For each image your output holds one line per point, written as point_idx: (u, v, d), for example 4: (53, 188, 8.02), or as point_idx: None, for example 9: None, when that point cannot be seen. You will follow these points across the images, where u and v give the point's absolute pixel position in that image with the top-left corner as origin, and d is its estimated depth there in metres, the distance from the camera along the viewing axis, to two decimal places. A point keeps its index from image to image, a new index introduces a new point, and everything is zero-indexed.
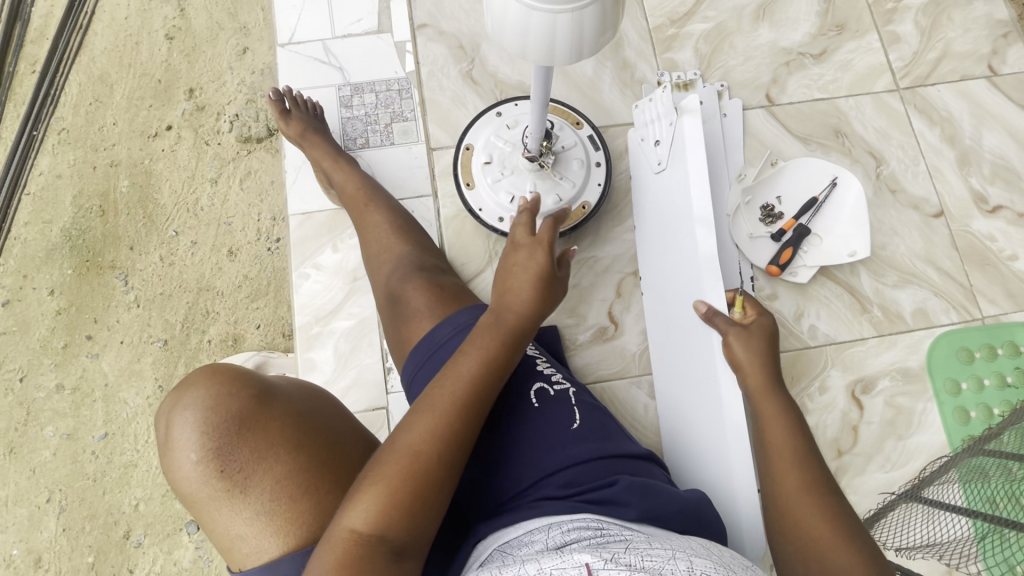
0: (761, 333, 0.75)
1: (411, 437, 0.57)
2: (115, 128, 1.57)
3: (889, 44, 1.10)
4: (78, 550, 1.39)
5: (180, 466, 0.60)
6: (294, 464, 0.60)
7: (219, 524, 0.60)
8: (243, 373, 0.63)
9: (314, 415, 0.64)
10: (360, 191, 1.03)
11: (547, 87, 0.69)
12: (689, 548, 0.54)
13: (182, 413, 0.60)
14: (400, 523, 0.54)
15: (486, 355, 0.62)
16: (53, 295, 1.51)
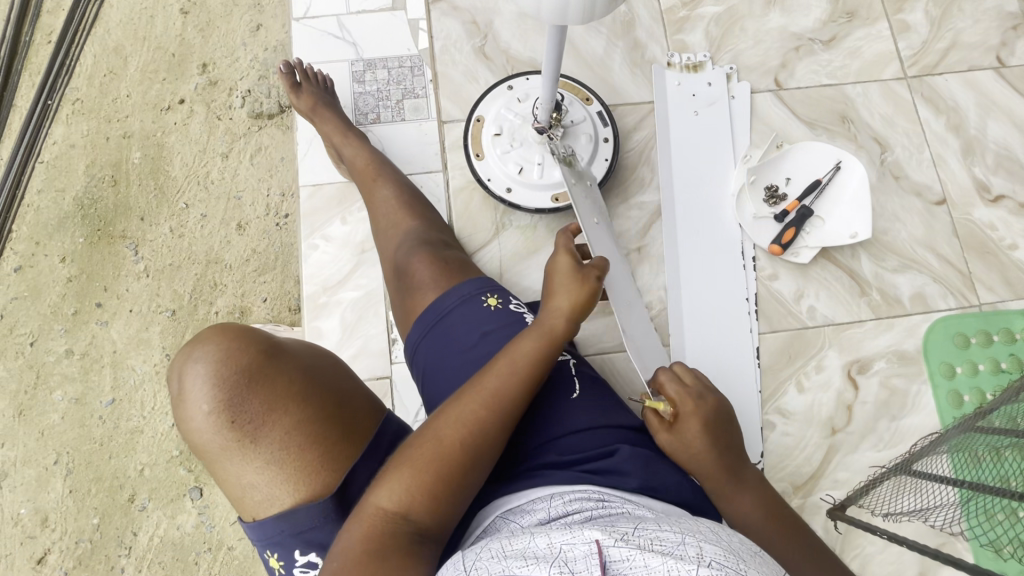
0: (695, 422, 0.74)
1: (441, 426, 0.63)
2: (129, 100, 1.59)
3: (899, 33, 1.11)
4: (84, 511, 1.42)
5: (190, 418, 0.60)
6: (304, 415, 0.61)
7: (229, 475, 0.60)
8: (250, 328, 0.63)
9: (324, 371, 0.65)
10: (369, 165, 1.05)
11: (558, 54, 0.70)
12: (700, 531, 0.52)
13: (192, 365, 0.60)
14: (424, 504, 0.59)
15: (522, 357, 0.67)
16: (65, 263, 1.53)
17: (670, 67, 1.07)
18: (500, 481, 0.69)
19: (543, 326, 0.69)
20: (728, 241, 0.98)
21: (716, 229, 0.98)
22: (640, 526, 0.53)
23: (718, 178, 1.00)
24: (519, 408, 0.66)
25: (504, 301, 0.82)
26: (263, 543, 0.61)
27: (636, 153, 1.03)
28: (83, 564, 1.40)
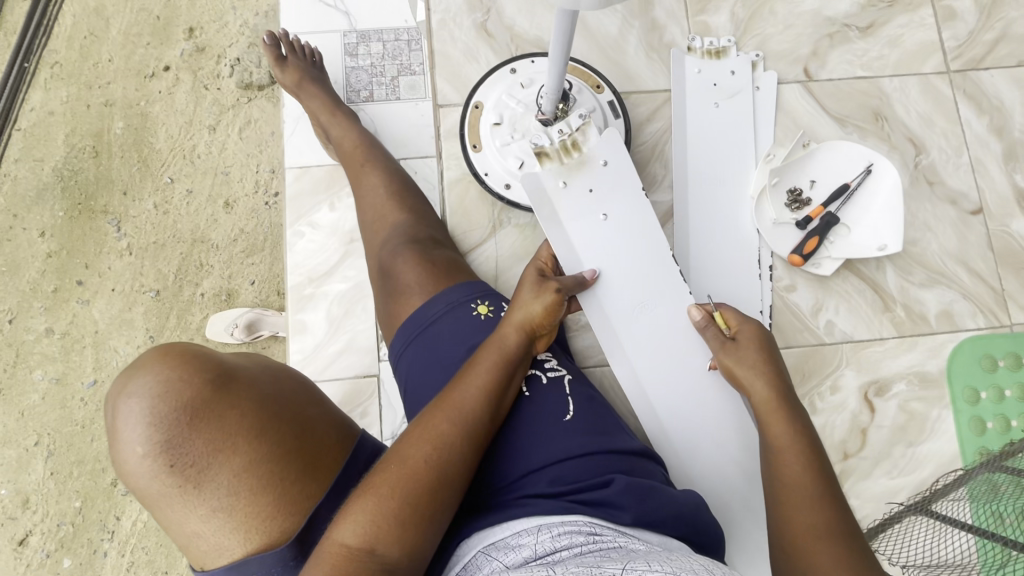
0: (754, 345, 0.71)
1: (405, 447, 0.57)
2: (111, 65, 1.49)
3: (944, 21, 1.01)
4: (66, 494, 1.38)
5: (124, 459, 0.53)
6: (257, 454, 0.55)
7: (171, 521, 0.54)
8: (197, 355, 0.56)
9: (281, 400, 0.59)
10: (357, 149, 0.97)
11: (568, 38, 0.61)
12: (694, 572, 0.45)
13: (127, 402, 0.52)
14: (392, 537, 0.53)
15: (483, 370, 0.63)
16: (44, 237, 1.46)
17: (690, 52, 0.96)
18: (481, 509, 0.63)
19: (501, 337, 0.66)
20: (746, 248, 0.90)
21: (732, 235, 0.90)
22: (627, 566, 0.46)
23: (736, 179, 0.92)
24: (487, 424, 0.62)
25: (495, 309, 0.75)
26: None
27: (649, 146, 0.95)
28: (64, 547, 1.37)
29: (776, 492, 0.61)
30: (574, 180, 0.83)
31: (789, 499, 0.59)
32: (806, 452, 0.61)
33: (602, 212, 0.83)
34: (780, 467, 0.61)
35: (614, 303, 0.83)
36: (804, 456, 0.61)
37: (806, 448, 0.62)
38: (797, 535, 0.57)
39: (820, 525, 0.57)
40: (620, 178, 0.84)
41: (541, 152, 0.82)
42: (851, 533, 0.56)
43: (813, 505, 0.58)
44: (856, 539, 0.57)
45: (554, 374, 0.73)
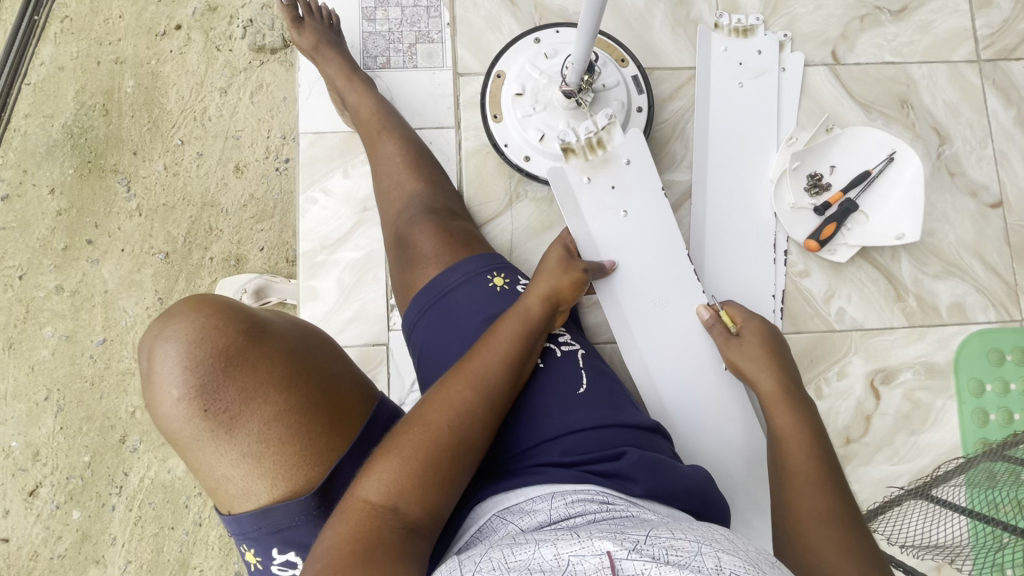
0: (759, 340, 0.74)
1: (428, 410, 0.58)
2: (122, 22, 1.46)
3: (978, 8, 0.99)
4: (75, 449, 1.41)
5: (161, 403, 0.55)
6: (286, 404, 0.56)
7: (203, 465, 0.56)
8: (230, 307, 0.58)
9: (309, 355, 0.61)
10: (374, 116, 0.96)
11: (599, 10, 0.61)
12: (716, 540, 0.47)
13: (166, 347, 0.55)
14: (415, 495, 0.54)
15: (504, 339, 0.64)
16: (54, 194, 1.45)
17: (717, 29, 0.95)
18: (495, 477, 0.64)
19: (521, 309, 0.68)
20: (763, 234, 0.90)
21: (751, 220, 0.90)
22: (651, 533, 0.48)
23: (756, 162, 0.91)
24: (507, 392, 0.62)
25: (511, 281, 0.76)
26: (241, 537, 0.58)
27: (670, 124, 0.94)
28: (74, 499, 1.40)
29: (783, 478, 0.63)
30: (598, 176, 0.83)
31: (794, 483, 0.61)
32: (810, 440, 0.64)
33: (622, 208, 0.83)
34: (786, 455, 0.63)
35: (628, 291, 0.83)
36: (808, 443, 0.63)
37: (810, 436, 0.64)
38: (800, 516, 0.59)
39: (823, 508, 0.58)
40: (641, 178, 0.84)
41: (569, 148, 0.83)
42: (852, 519, 0.58)
43: (815, 492, 0.59)
44: (857, 525, 0.58)
45: (567, 348, 0.74)
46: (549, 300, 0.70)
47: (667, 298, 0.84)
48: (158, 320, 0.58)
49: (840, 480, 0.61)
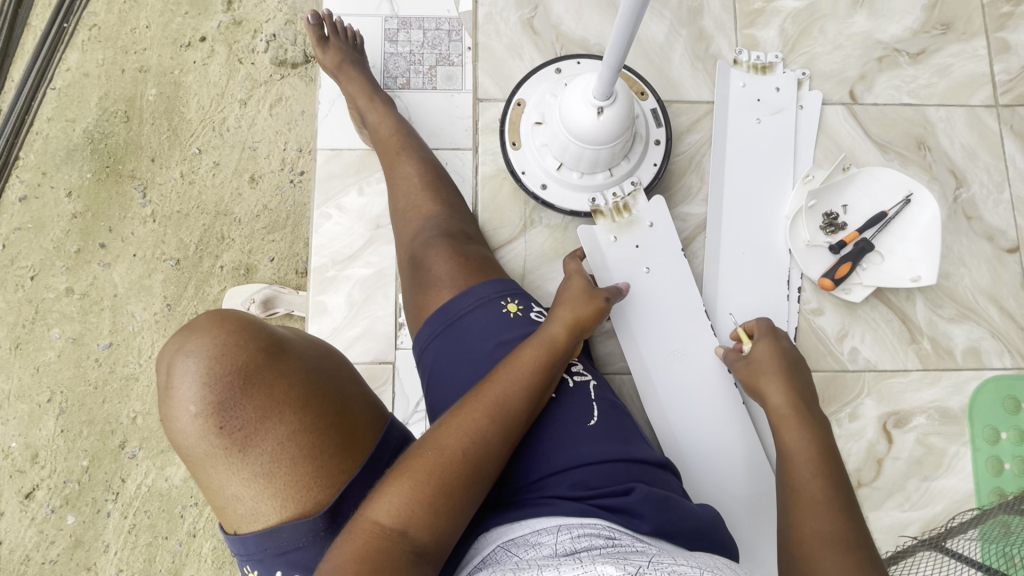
0: (772, 359, 0.73)
1: (445, 434, 0.58)
2: (148, 32, 1.49)
3: (996, 54, 0.99)
4: (74, 452, 1.40)
5: (177, 418, 0.55)
6: (300, 424, 0.56)
7: (214, 483, 0.56)
8: (250, 325, 0.58)
9: (325, 375, 0.61)
10: (393, 136, 0.97)
11: (631, 28, 0.60)
12: (718, 568, 0.48)
13: (185, 362, 0.55)
14: (425, 522, 0.53)
15: (523, 367, 0.63)
16: (71, 197, 1.47)
17: (736, 64, 0.96)
18: (501, 508, 0.63)
19: (543, 336, 0.67)
20: (777, 270, 0.89)
21: (766, 255, 0.90)
22: (655, 560, 0.48)
23: (772, 198, 0.91)
24: (522, 423, 0.62)
25: (525, 308, 0.76)
26: (245, 558, 0.57)
27: (686, 158, 0.94)
28: (70, 504, 1.39)
29: (788, 496, 0.62)
30: (624, 236, 0.86)
31: (800, 503, 0.61)
32: (818, 460, 0.63)
33: (645, 265, 0.86)
34: (796, 476, 0.63)
35: (647, 339, 0.85)
36: (817, 464, 0.63)
37: (820, 456, 0.63)
38: (804, 536, 0.58)
39: (829, 530, 0.57)
40: (664, 238, 0.87)
41: (596, 210, 0.86)
42: (859, 541, 0.56)
43: (822, 514, 0.58)
44: (865, 547, 0.56)
45: (579, 379, 0.73)
46: (570, 328, 0.69)
47: (685, 351, 0.85)
48: (180, 333, 0.59)
49: (848, 499, 0.60)
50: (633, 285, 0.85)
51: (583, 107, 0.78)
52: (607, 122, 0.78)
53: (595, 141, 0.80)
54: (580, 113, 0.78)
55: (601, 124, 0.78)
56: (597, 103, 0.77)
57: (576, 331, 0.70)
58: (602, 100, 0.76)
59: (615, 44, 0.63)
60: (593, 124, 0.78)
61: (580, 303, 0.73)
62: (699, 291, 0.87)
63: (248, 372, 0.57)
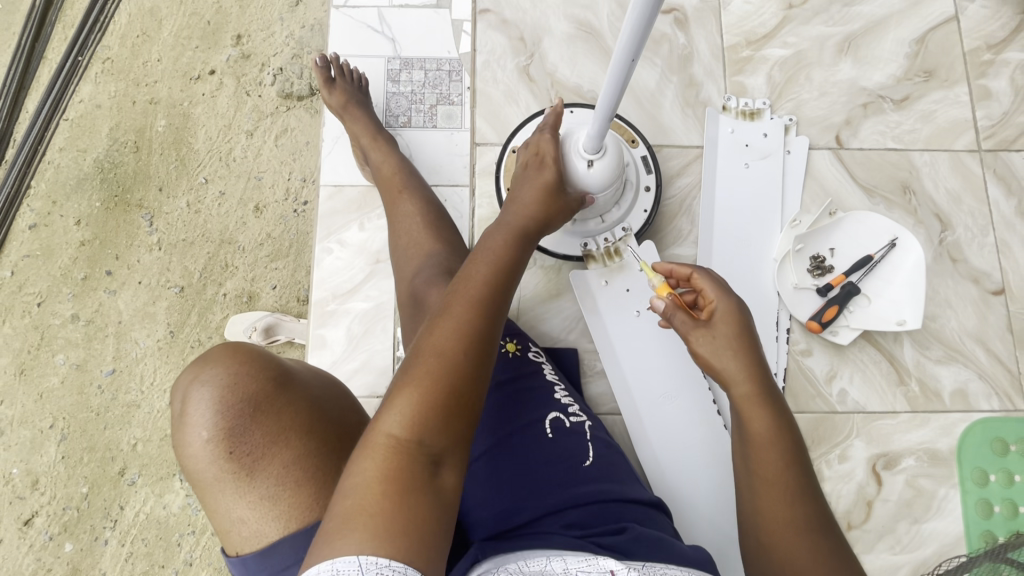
0: (730, 327, 0.65)
1: (436, 340, 0.57)
2: (158, 65, 1.54)
3: (978, 100, 1.02)
4: (74, 479, 1.41)
5: (190, 443, 0.61)
6: (303, 449, 0.63)
7: (221, 505, 0.62)
8: (260, 357, 0.65)
9: (325, 405, 0.68)
10: (395, 176, 1.00)
11: (620, 81, 0.62)
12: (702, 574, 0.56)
13: (200, 392, 0.62)
14: (437, 428, 0.54)
15: (487, 272, 0.64)
16: (80, 226, 1.51)
17: (725, 111, 0.99)
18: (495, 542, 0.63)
19: (505, 243, 0.68)
20: (766, 312, 0.91)
21: (755, 297, 0.91)
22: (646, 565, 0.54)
23: (760, 242, 0.93)
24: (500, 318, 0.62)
25: (523, 348, 0.82)
26: None
27: (677, 201, 0.97)
28: (68, 531, 1.40)
29: (753, 483, 0.62)
30: (615, 280, 0.90)
31: (766, 491, 0.61)
32: (781, 444, 0.61)
33: (636, 308, 0.89)
34: (759, 463, 0.61)
35: (637, 380, 0.88)
36: (779, 448, 0.61)
37: (782, 439, 0.62)
38: (774, 526, 0.60)
39: (795, 521, 0.59)
40: None
41: (588, 254, 0.90)
42: (820, 521, 0.59)
43: (788, 504, 0.60)
44: (823, 521, 0.60)
45: (575, 420, 0.77)
46: (530, 220, 0.72)
47: (676, 394, 0.87)
48: (194, 366, 0.66)
49: (809, 483, 0.61)
50: (623, 328, 0.89)
51: (573, 159, 0.79)
52: (599, 169, 0.79)
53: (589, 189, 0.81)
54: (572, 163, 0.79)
55: (593, 173, 0.79)
56: (586, 154, 0.78)
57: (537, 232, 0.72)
58: (592, 151, 0.77)
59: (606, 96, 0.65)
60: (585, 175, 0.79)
61: (545, 209, 0.74)
62: None
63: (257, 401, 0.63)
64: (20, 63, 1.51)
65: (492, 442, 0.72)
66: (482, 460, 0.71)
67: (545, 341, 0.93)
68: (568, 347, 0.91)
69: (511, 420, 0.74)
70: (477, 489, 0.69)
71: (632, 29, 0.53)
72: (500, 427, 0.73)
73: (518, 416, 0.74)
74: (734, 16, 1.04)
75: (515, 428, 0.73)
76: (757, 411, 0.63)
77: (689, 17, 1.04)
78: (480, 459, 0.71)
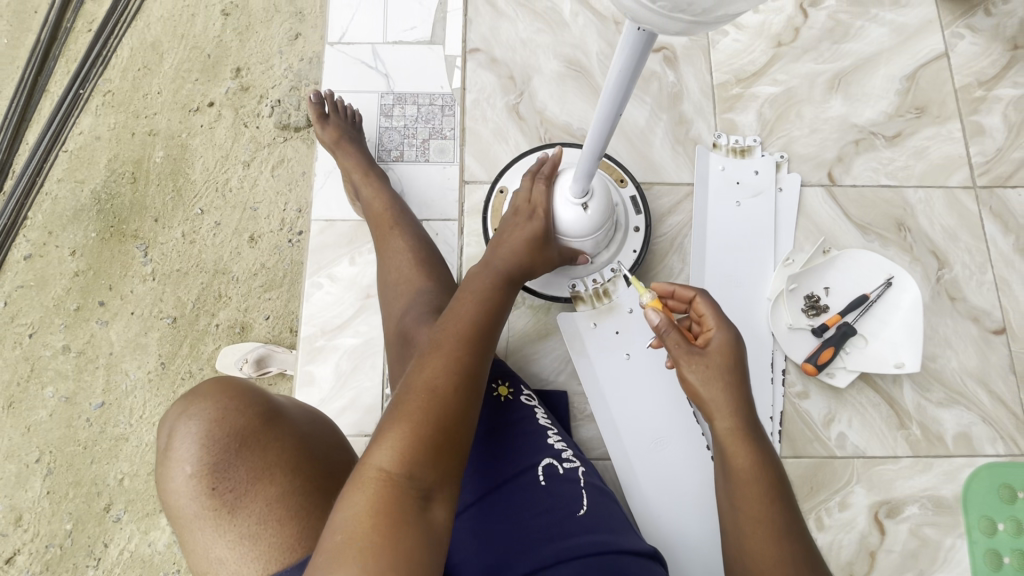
0: (724, 358, 0.64)
1: (427, 374, 0.55)
2: (159, 97, 1.40)
3: (971, 136, 1.01)
4: (58, 515, 1.25)
5: (172, 478, 0.59)
6: (288, 486, 0.60)
7: (199, 544, 0.58)
8: (249, 391, 0.63)
9: (313, 441, 0.65)
10: (386, 211, 0.97)
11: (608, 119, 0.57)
12: None
13: (185, 426, 0.59)
14: (428, 462, 0.51)
15: (479, 306, 0.64)
16: (74, 256, 1.35)
17: (715, 148, 0.99)
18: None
19: (496, 282, 0.68)
20: (760, 353, 0.89)
21: (748, 336, 0.90)
22: None
23: (753, 280, 0.92)
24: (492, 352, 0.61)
25: (515, 391, 0.77)
26: None
27: (668, 239, 0.96)
28: (50, 570, 1.23)
29: (739, 524, 0.58)
30: (603, 321, 0.89)
31: (753, 533, 0.57)
32: (765, 483, 0.59)
33: (625, 351, 0.88)
34: (745, 501, 0.59)
35: (627, 425, 0.85)
36: (765, 489, 0.58)
37: (766, 478, 0.59)
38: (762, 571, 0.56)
39: (782, 563, 0.55)
40: (644, 323, 0.89)
41: (576, 296, 0.90)
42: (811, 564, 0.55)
43: (775, 546, 0.56)
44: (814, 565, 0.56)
45: (569, 465, 0.71)
46: (518, 268, 0.71)
47: (667, 438, 0.85)
48: (183, 400, 0.64)
49: (798, 524, 0.57)
50: (611, 371, 0.87)
51: (567, 208, 0.79)
52: (593, 211, 0.80)
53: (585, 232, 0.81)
54: (564, 211, 0.79)
55: (586, 216, 0.79)
56: (575, 199, 0.78)
57: (523, 271, 0.72)
58: (581, 195, 0.77)
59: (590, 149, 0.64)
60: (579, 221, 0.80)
61: (533, 246, 0.73)
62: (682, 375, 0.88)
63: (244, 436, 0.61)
64: (22, 96, 1.39)
65: (479, 490, 0.66)
66: (469, 510, 0.65)
67: (534, 382, 0.90)
68: (558, 389, 0.89)
69: (500, 465, 0.68)
70: (463, 543, 0.63)
71: (615, 84, 0.51)
72: (489, 472, 0.68)
73: (508, 461, 0.69)
74: (723, 54, 1.04)
75: (505, 474, 0.67)
76: (745, 449, 0.61)
77: (678, 55, 1.04)
78: (467, 509, 0.65)
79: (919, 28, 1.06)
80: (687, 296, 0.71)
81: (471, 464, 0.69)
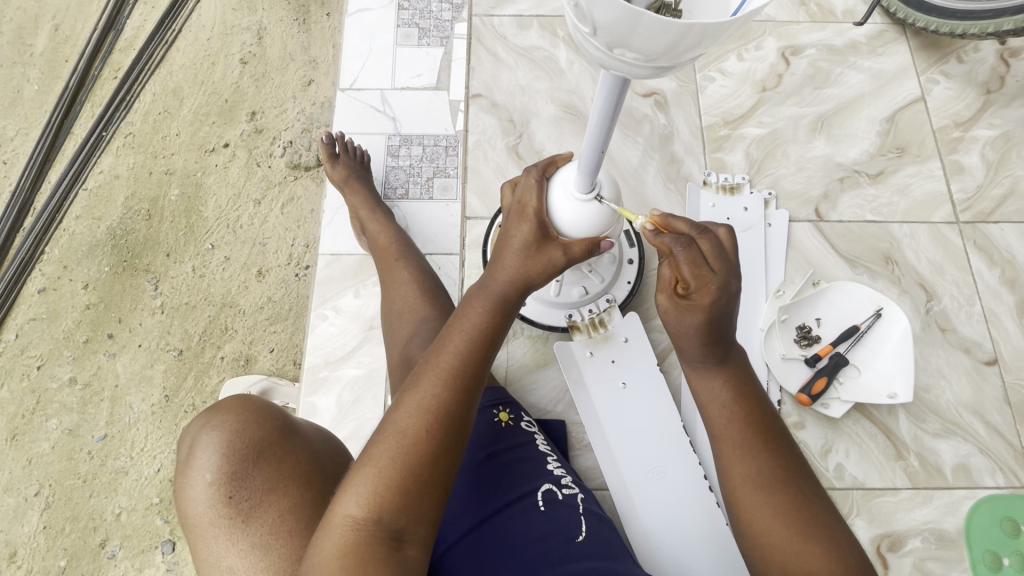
0: (702, 316, 0.60)
1: (401, 416, 0.55)
2: (177, 139, 1.47)
3: (952, 174, 1.06)
4: (53, 551, 1.23)
5: (192, 486, 0.62)
6: (299, 499, 0.62)
7: (212, 554, 0.61)
8: (266, 407, 0.67)
9: (324, 458, 0.68)
10: (391, 245, 1.01)
11: (618, 104, 0.49)
12: None
13: (208, 436, 0.63)
14: (395, 505, 0.52)
15: (468, 330, 0.61)
16: (87, 289, 1.39)
17: (705, 185, 1.04)
18: None
19: (488, 308, 0.63)
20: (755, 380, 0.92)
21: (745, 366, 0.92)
22: None
23: (748, 312, 0.94)
24: (481, 378, 0.60)
25: (515, 417, 0.78)
26: None
27: None
28: None
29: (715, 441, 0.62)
30: (600, 351, 0.91)
31: (727, 449, 0.60)
32: (736, 402, 0.62)
33: (621, 380, 0.90)
34: (715, 420, 0.62)
35: (624, 453, 0.86)
36: (737, 406, 0.62)
37: (738, 394, 0.62)
38: (735, 485, 0.59)
39: (752, 477, 0.58)
40: (639, 354, 0.92)
41: (572, 325, 0.92)
42: (783, 480, 0.58)
43: (745, 457, 0.59)
44: (787, 483, 0.58)
45: (568, 492, 0.72)
46: (513, 287, 0.64)
47: (665, 467, 0.85)
48: (206, 413, 0.68)
49: (775, 438, 0.60)
50: (608, 400, 0.89)
51: (571, 202, 0.66)
52: (604, 210, 0.67)
53: (595, 235, 0.68)
54: (568, 210, 0.66)
55: (596, 217, 0.67)
56: (580, 197, 0.66)
57: (520, 290, 0.64)
58: (587, 191, 0.65)
59: (603, 123, 0.53)
60: (593, 217, 0.67)
61: (531, 258, 0.64)
62: (677, 405, 0.90)
63: (260, 448, 0.64)
64: (48, 139, 1.47)
65: (479, 515, 0.67)
66: (470, 535, 0.65)
67: (533, 411, 0.92)
68: (556, 418, 0.91)
69: (499, 491, 0.69)
70: (463, 568, 0.63)
71: (602, 107, 0.51)
72: (487, 497, 0.68)
73: (506, 488, 0.69)
74: (710, 99, 1.11)
75: (502, 500, 0.68)
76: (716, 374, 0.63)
77: (668, 100, 1.11)
78: (467, 534, 0.65)
79: (895, 74, 1.13)
80: (666, 250, 0.59)
81: (469, 491, 0.69)
